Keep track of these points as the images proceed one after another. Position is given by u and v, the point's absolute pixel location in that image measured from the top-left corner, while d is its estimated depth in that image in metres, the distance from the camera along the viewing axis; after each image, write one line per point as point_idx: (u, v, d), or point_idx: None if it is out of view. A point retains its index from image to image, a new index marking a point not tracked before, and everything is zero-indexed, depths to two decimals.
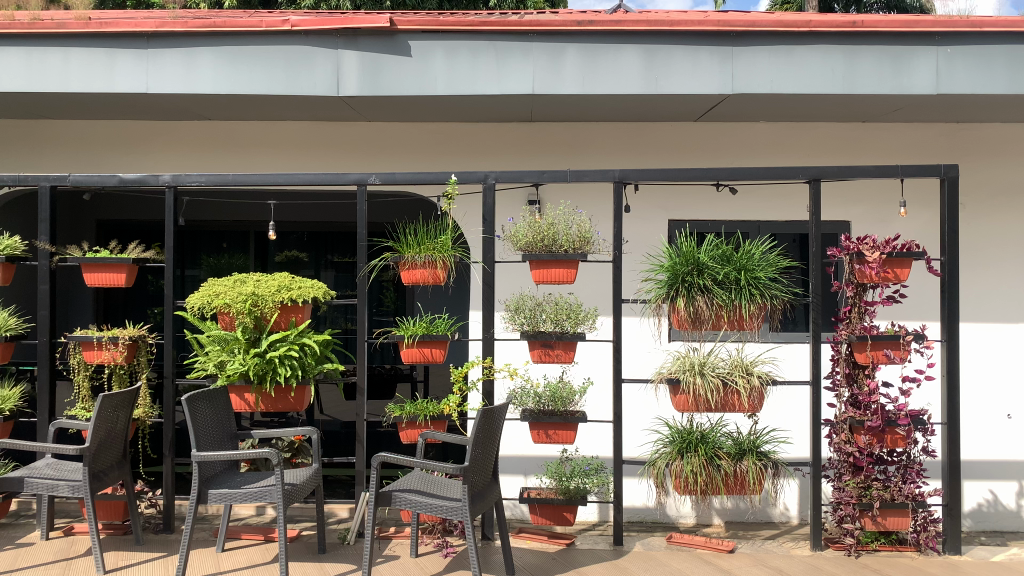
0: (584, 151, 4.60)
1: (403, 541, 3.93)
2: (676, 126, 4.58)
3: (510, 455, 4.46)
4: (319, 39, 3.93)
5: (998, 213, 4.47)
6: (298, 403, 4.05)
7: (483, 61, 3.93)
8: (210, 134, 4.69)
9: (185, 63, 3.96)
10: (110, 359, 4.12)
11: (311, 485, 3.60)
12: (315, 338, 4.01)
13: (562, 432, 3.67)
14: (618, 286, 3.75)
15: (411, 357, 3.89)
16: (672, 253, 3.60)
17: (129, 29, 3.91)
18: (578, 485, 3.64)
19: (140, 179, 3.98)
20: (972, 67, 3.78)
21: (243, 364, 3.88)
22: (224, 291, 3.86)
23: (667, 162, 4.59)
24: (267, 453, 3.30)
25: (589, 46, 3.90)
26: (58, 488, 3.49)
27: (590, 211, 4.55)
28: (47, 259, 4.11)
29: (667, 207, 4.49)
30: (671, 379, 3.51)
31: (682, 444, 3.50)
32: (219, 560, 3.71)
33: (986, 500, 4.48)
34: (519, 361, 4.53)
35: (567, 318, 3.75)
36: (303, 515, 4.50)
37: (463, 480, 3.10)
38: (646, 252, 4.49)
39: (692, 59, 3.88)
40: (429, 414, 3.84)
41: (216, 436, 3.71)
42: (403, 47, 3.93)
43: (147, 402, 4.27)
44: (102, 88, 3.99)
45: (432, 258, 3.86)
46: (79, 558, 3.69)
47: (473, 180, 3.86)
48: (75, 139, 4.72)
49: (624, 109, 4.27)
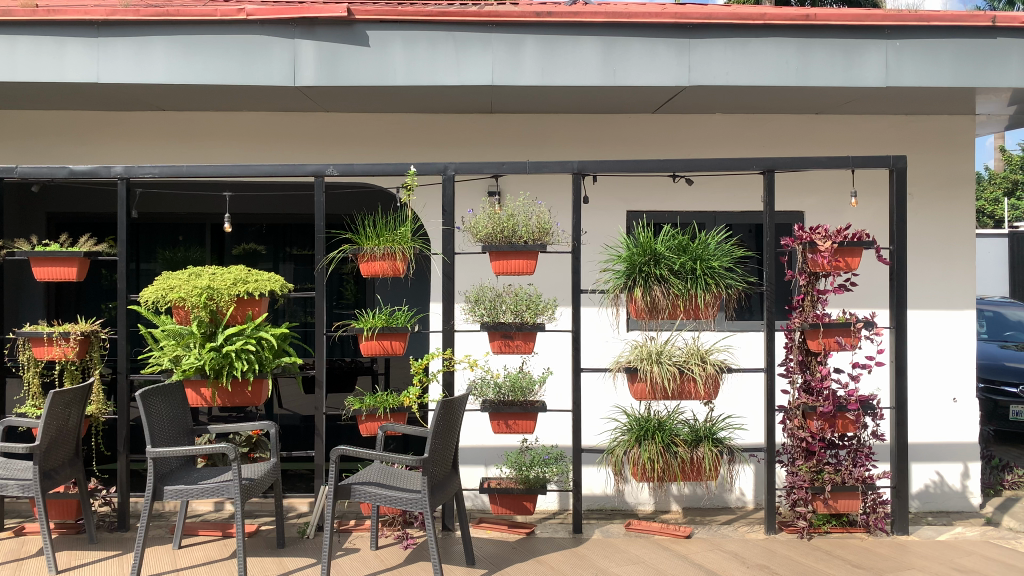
0: (544, 142, 4.61)
1: (363, 534, 3.91)
2: (634, 117, 4.61)
3: (470, 445, 4.46)
4: (276, 29, 3.88)
5: (944, 203, 4.59)
6: (255, 398, 4.00)
7: (441, 52, 3.91)
8: (163, 124, 4.60)
9: (136, 52, 3.88)
10: (61, 355, 4.03)
11: (270, 480, 3.57)
12: (272, 332, 3.97)
13: (522, 422, 3.68)
14: (576, 276, 3.76)
15: (371, 350, 3.87)
16: (630, 244, 3.63)
17: (78, 17, 3.81)
18: (538, 474, 3.64)
19: (91, 171, 3.89)
20: (920, 61, 3.87)
21: (198, 358, 3.82)
22: (179, 285, 3.79)
23: (626, 154, 4.62)
24: (223, 448, 3.26)
25: (547, 37, 3.91)
26: (7, 488, 3.42)
27: (549, 203, 4.56)
28: None
29: (626, 198, 4.52)
30: (629, 368, 3.55)
31: (639, 432, 3.54)
32: (176, 557, 3.67)
33: (933, 481, 4.62)
34: (479, 352, 4.53)
35: (526, 308, 3.76)
36: (262, 509, 4.46)
37: (424, 471, 3.10)
38: (605, 243, 4.52)
39: (650, 52, 3.91)
40: (389, 407, 3.83)
41: (171, 432, 3.65)
42: (361, 37, 3.89)
43: (101, 398, 4.18)
44: (50, 78, 3.89)
45: (391, 249, 3.84)
46: (30, 558, 3.62)
47: (432, 171, 3.85)
48: (22, 130, 4.60)
49: (583, 100, 4.29)
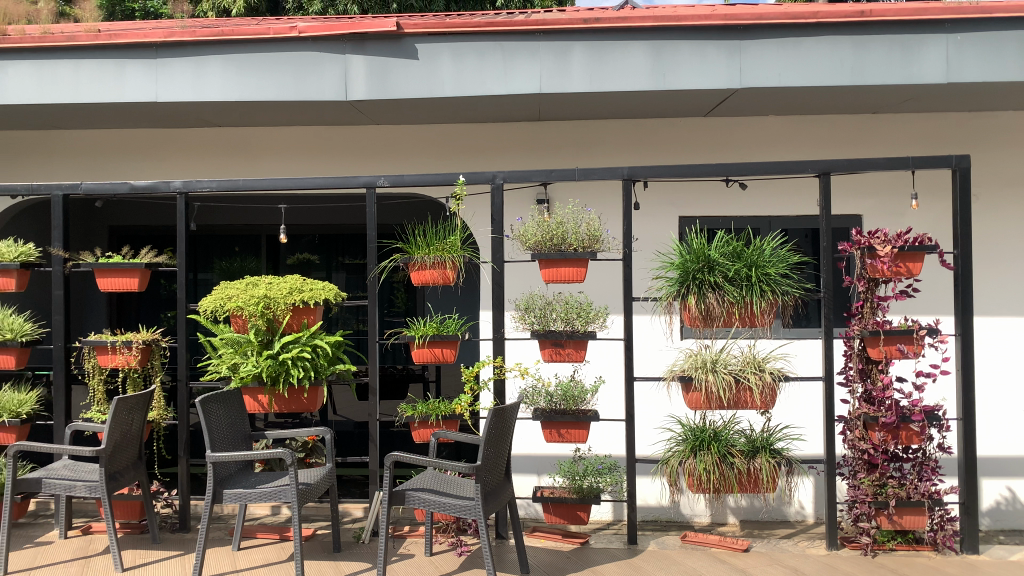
0: (592, 149, 4.58)
1: (418, 540, 3.95)
2: (684, 122, 4.56)
3: (523, 454, 4.46)
4: (327, 45, 3.94)
5: (1011, 204, 4.43)
6: (311, 404, 4.07)
7: (489, 62, 3.92)
8: (219, 139, 4.71)
9: (192, 71, 3.98)
10: (125, 362, 4.14)
11: (325, 485, 3.62)
12: (327, 339, 4.03)
13: (574, 431, 3.66)
14: (629, 284, 3.72)
15: (422, 357, 3.88)
16: (683, 250, 3.58)
17: (137, 40, 3.92)
18: (591, 484, 3.63)
19: (152, 186, 3.99)
20: (983, 56, 3.74)
21: (255, 365, 3.90)
22: (236, 294, 3.88)
23: (676, 159, 4.57)
24: (281, 453, 3.32)
25: (595, 44, 3.89)
26: (75, 488, 3.52)
27: (599, 210, 4.53)
28: (61, 264, 4.12)
29: (677, 204, 4.48)
30: (683, 377, 3.51)
31: (694, 442, 3.49)
32: (236, 558, 3.75)
33: (1004, 497, 4.45)
34: (530, 361, 4.53)
35: (577, 316, 3.73)
36: (318, 514, 4.52)
37: (476, 479, 3.10)
38: (657, 250, 4.47)
39: (700, 54, 3.85)
40: (441, 414, 3.84)
41: (230, 436, 3.74)
42: (410, 50, 3.93)
43: (161, 404, 4.30)
44: (112, 98, 4.02)
45: (441, 258, 3.86)
46: (96, 556, 3.73)
47: (481, 179, 3.86)
48: (85, 147, 4.76)
49: (632, 106, 4.25)
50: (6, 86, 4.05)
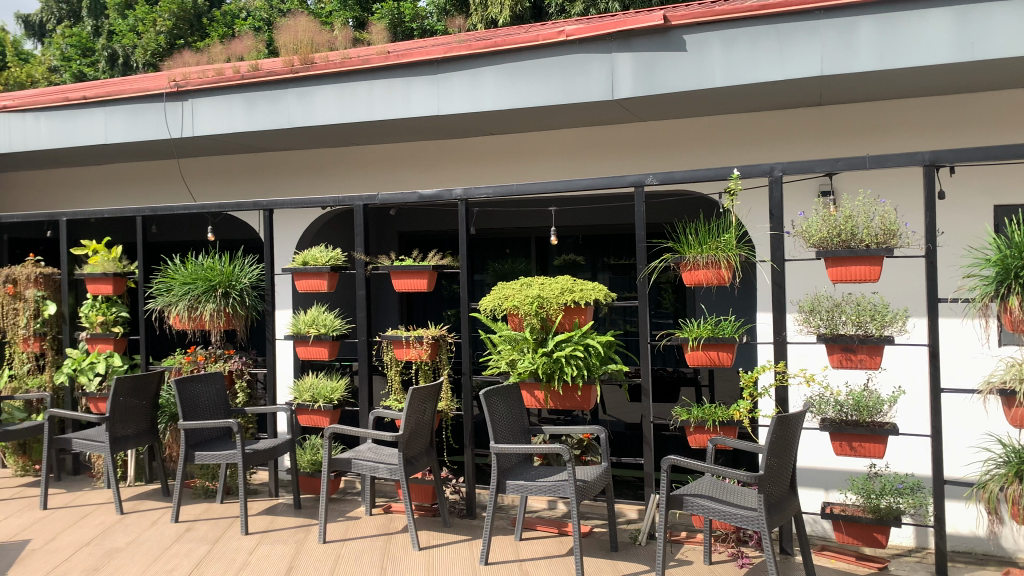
0: (883, 132, 4.18)
1: (695, 547, 3.87)
2: (999, 95, 3.98)
3: (810, 467, 4.22)
4: (594, 46, 3.99)
5: None
6: (585, 403, 4.12)
7: (763, 47, 3.71)
8: (493, 147, 4.96)
9: (469, 82, 4.25)
10: (417, 355, 4.50)
11: (601, 484, 3.66)
12: (599, 339, 4.03)
13: (869, 445, 3.36)
14: (935, 285, 3.32)
15: (697, 361, 3.79)
16: (1002, 245, 3.12)
17: (420, 58, 4.30)
18: (890, 504, 3.32)
19: (436, 195, 4.28)
20: None
21: (532, 362, 4.04)
22: (513, 294, 4.06)
23: (990, 139, 4.00)
24: (558, 449, 3.41)
25: (886, 16, 3.52)
26: (378, 470, 3.88)
27: (894, 201, 4.12)
28: (362, 267, 4.58)
29: (992, 191, 3.93)
30: (1005, 390, 3.07)
31: (1020, 466, 3.05)
32: (519, 548, 3.90)
33: None
34: (816, 367, 4.26)
35: (871, 319, 3.41)
36: (593, 512, 4.58)
37: (759, 489, 2.96)
38: (966, 244, 3.96)
39: (1021, 14, 3.32)
40: (718, 419, 3.73)
41: (511, 429, 3.91)
42: (678, 43, 3.84)
43: (449, 395, 4.60)
44: (401, 113, 4.44)
45: (715, 258, 3.73)
46: (397, 534, 3.98)
47: (758, 172, 3.63)
48: (379, 160, 5.28)
49: (933, 81, 3.79)
50: (316, 110, 4.67)
